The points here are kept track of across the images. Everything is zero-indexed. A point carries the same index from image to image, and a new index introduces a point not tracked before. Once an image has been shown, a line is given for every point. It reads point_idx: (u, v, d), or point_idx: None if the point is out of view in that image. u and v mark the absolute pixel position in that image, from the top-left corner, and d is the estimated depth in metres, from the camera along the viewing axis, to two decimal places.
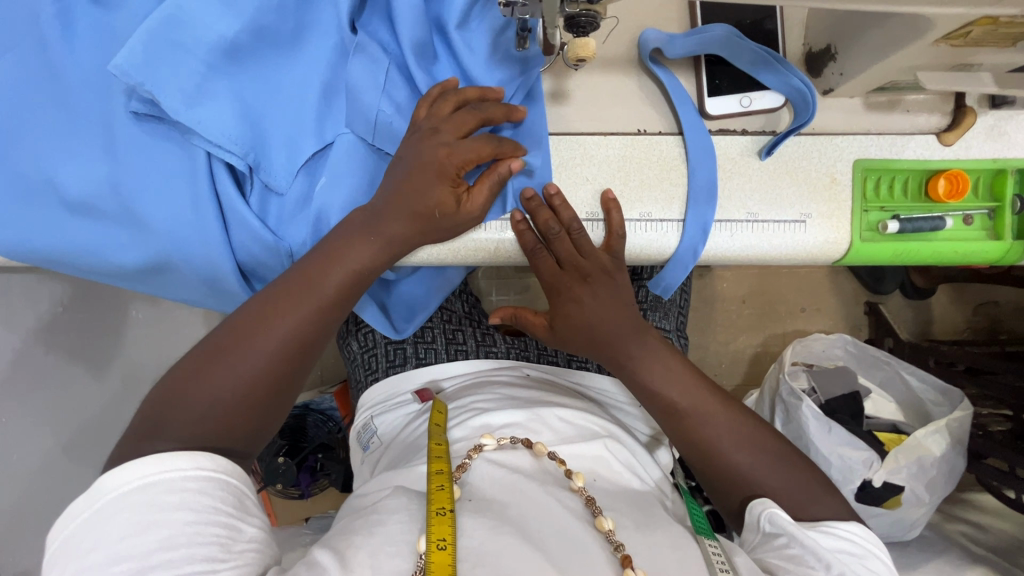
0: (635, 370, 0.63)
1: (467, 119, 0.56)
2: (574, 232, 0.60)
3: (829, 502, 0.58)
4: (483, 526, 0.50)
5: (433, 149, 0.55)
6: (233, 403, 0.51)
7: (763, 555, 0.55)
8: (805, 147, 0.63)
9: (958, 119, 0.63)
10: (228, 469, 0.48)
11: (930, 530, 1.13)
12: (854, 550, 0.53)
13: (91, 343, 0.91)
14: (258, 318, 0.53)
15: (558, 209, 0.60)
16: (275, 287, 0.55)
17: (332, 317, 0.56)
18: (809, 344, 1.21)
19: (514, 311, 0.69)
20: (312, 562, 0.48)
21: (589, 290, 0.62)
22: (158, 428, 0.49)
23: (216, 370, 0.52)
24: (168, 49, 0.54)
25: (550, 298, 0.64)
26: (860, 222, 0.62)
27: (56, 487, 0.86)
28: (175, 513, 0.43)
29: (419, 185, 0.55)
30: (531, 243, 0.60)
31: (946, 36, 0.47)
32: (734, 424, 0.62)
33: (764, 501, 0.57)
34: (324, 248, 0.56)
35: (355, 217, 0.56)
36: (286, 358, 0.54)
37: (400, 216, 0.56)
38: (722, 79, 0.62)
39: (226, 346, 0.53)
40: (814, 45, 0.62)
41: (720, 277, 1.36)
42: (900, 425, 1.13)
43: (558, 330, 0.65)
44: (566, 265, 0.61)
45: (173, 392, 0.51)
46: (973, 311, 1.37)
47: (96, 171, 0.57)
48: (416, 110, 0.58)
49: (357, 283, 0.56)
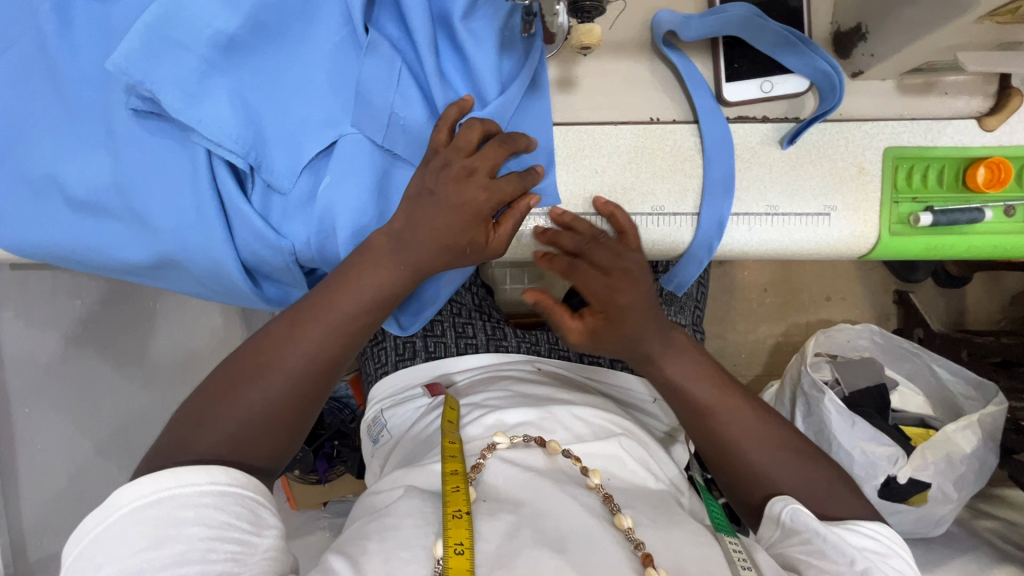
0: (664, 367, 0.58)
1: (496, 153, 0.53)
2: (602, 239, 0.56)
3: (849, 500, 0.56)
4: (500, 529, 0.47)
5: (462, 190, 0.52)
6: (260, 420, 0.51)
7: (783, 552, 0.52)
8: (831, 134, 0.59)
9: (1001, 102, 0.58)
10: (244, 482, 0.47)
11: (958, 526, 1.09)
12: (879, 549, 0.50)
13: (117, 340, 0.93)
14: (284, 336, 0.53)
15: (573, 224, 0.57)
16: (297, 307, 0.54)
17: (355, 335, 0.55)
18: (834, 335, 1.17)
19: (551, 305, 0.56)
20: (326, 568, 0.46)
21: (636, 292, 0.54)
22: (185, 443, 0.49)
23: (244, 392, 0.51)
24: (166, 46, 0.52)
25: (602, 309, 0.54)
26: (889, 214, 0.58)
27: (92, 487, 0.86)
28: (190, 529, 0.43)
29: (447, 220, 0.52)
30: (566, 267, 0.56)
31: (992, 12, 0.43)
32: (760, 423, 0.58)
33: (784, 498, 0.53)
34: (346, 268, 0.54)
35: (379, 237, 0.54)
36: (311, 380, 0.53)
37: (427, 242, 0.53)
38: (741, 63, 0.59)
39: (253, 368, 0.52)
40: (843, 24, 0.58)
41: (741, 265, 1.31)
42: (928, 420, 1.09)
43: (605, 337, 0.55)
44: (612, 271, 0.54)
45: (202, 408, 0.51)
46: (1012, 300, 1.30)
47: (99, 168, 0.56)
48: (435, 135, 0.54)
49: (383, 302, 0.55)
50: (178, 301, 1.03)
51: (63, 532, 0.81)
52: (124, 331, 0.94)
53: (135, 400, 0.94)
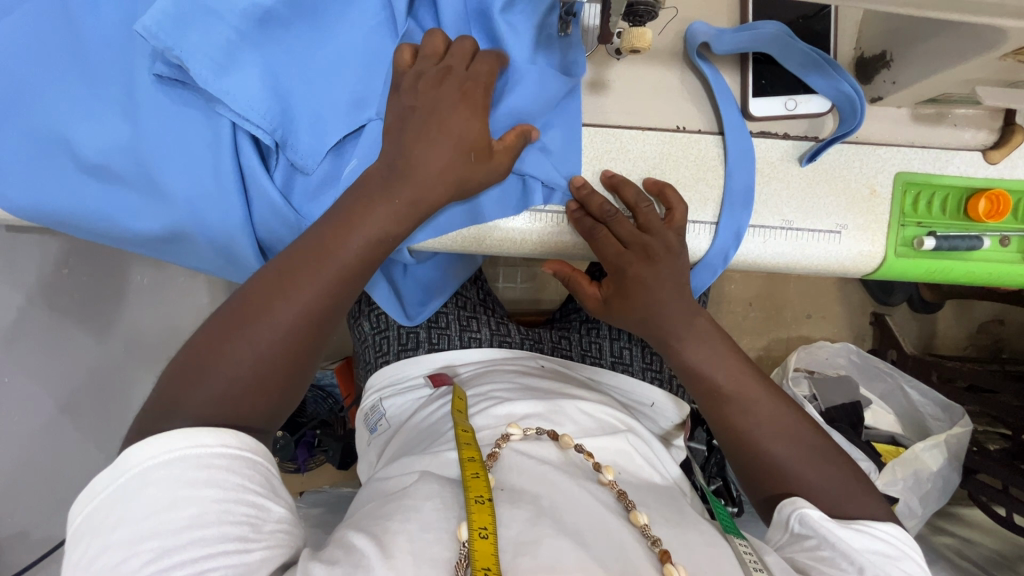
0: (682, 349, 0.60)
1: (463, 46, 0.53)
2: (643, 208, 0.58)
3: (863, 500, 0.55)
4: (521, 516, 0.47)
5: (448, 91, 0.52)
6: (252, 377, 0.49)
7: (790, 555, 0.52)
8: (847, 156, 0.61)
9: (1006, 137, 0.61)
10: (255, 447, 0.46)
11: (919, 541, 1.13)
12: (890, 553, 0.51)
13: (92, 309, 0.88)
14: (273, 287, 0.50)
15: (621, 187, 0.58)
16: (285, 258, 0.51)
17: (351, 284, 0.52)
18: (814, 351, 1.21)
19: (570, 271, 0.63)
20: (345, 546, 0.45)
21: (651, 270, 0.58)
22: (179, 404, 0.47)
23: (230, 347, 0.48)
24: (199, 12, 0.51)
25: (613, 278, 0.60)
26: (895, 237, 0.61)
27: (61, 462, 0.82)
28: (204, 490, 0.42)
29: (453, 122, 0.52)
30: (587, 228, 0.58)
31: (1015, 52, 0.46)
32: (779, 413, 0.59)
33: (794, 501, 0.54)
34: (339, 215, 0.52)
35: (377, 168, 0.53)
36: (302, 335, 0.51)
37: (430, 179, 0.52)
38: (768, 80, 0.61)
39: (238, 321, 0.49)
40: (867, 50, 0.60)
41: (729, 278, 1.34)
42: (899, 437, 1.13)
43: (615, 305, 0.61)
44: (629, 245, 0.58)
45: (191, 368, 0.48)
46: (980, 328, 1.36)
47: (114, 132, 0.54)
48: (429, 41, 0.53)
49: (379, 248, 0.53)
50: (159, 273, 0.99)
51: (33, 506, 0.78)
52: (102, 299, 0.90)
53: (110, 376, 0.90)
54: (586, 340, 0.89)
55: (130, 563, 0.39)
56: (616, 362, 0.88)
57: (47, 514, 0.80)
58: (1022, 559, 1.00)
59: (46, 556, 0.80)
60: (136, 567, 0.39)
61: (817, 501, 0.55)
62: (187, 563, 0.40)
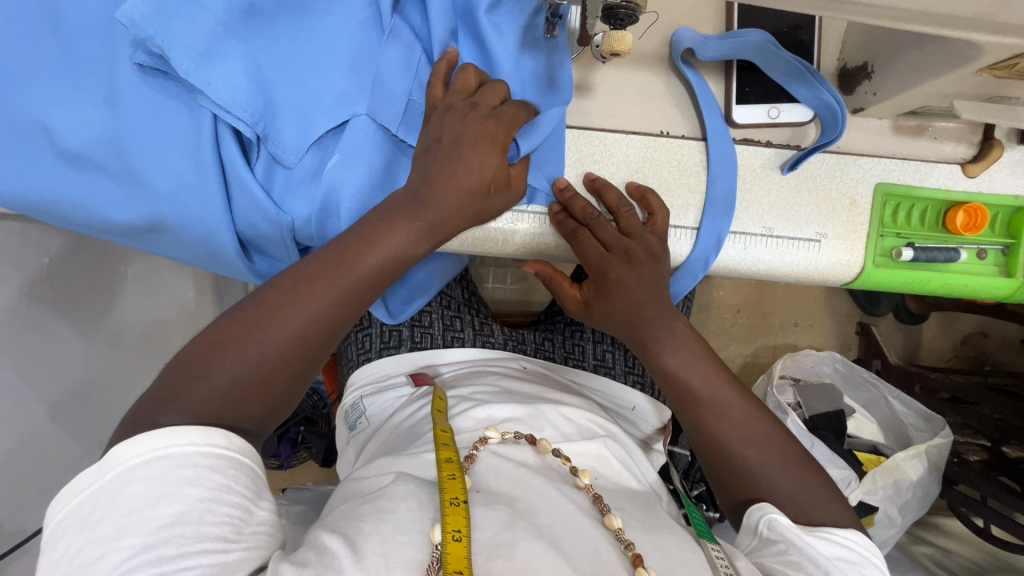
0: (659, 351, 0.60)
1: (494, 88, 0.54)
2: (625, 212, 0.58)
3: (833, 506, 0.56)
4: (497, 519, 0.47)
5: (469, 123, 0.52)
6: (254, 377, 0.48)
7: (760, 560, 0.53)
8: (828, 165, 0.61)
9: (985, 151, 0.62)
10: (242, 448, 0.46)
11: (897, 549, 1.13)
12: (853, 558, 0.51)
13: (77, 300, 0.88)
14: (288, 291, 0.50)
15: (603, 190, 0.59)
16: (307, 265, 0.51)
17: (364, 298, 0.52)
18: (799, 360, 1.22)
19: (551, 272, 0.62)
20: (319, 547, 0.45)
21: (633, 274, 0.58)
22: (176, 396, 0.47)
23: (239, 344, 0.48)
24: (184, 3, 0.51)
25: (595, 281, 0.59)
26: (874, 247, 0.61)
27: (39, 451, 0.81)
28: (187, 489, 0.41)
29: (472, 156, 0.52)
30: (569, 230, 0.58)
31: (991, 66, 0.46)
32: (753, 420, 0.59)
33: (763, 506, 0.54)
34: (361, 229, 0.52)
35: (400, 195, 0.53)
36: (310, 342, 0.50)
37: (451, 208, 0.52)
38: (752, 88, 0.61)
39: (252, 320, 0.49)
40: (850, 61, 0.60)
41: (718, 284, 1.34)
42: (881, 446, 1.13)
43: (596, 309, 0.61)
44: (611, 249, 0.58)
45: (195, 361, 0.48)
46: (963, 340, 1.37)
47: (95, 121, 0.54)
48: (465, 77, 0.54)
49: (394, 266, 0.52)
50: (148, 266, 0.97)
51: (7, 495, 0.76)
52: (87, 290, 0.89)
53: (95, 368, 0.89)
54: (569, 342, 0.89)
55: (109, 560, 0.39)
56: (599, 365, 0.88)
57: (22, 504, 0.78)
58: (997, 569, 1.01)
59: (21, 545, 0.79)
60: (114, 564, 0.39)
61: (790, 507, 0.55)
62: (166, 560, 0.39)
